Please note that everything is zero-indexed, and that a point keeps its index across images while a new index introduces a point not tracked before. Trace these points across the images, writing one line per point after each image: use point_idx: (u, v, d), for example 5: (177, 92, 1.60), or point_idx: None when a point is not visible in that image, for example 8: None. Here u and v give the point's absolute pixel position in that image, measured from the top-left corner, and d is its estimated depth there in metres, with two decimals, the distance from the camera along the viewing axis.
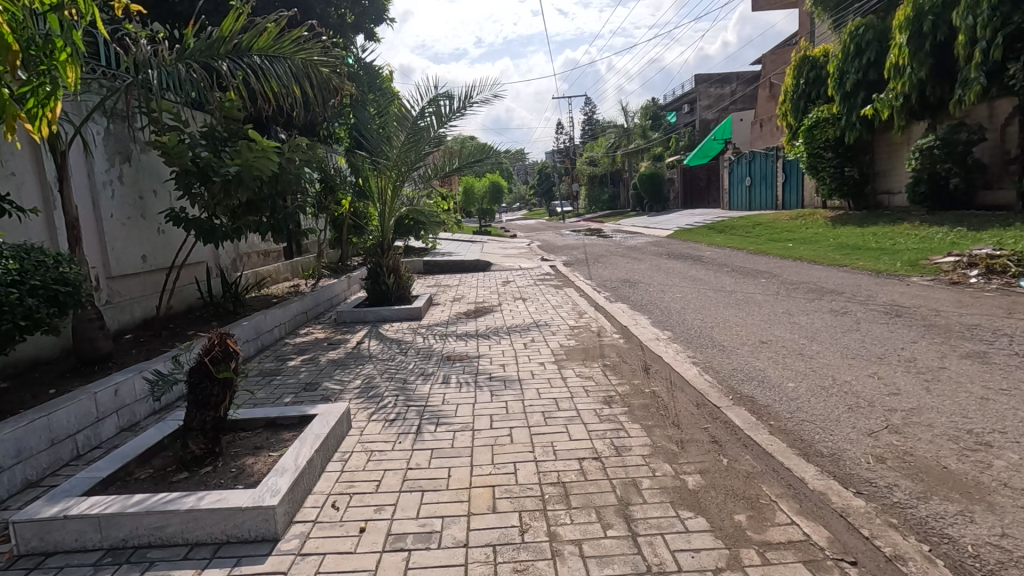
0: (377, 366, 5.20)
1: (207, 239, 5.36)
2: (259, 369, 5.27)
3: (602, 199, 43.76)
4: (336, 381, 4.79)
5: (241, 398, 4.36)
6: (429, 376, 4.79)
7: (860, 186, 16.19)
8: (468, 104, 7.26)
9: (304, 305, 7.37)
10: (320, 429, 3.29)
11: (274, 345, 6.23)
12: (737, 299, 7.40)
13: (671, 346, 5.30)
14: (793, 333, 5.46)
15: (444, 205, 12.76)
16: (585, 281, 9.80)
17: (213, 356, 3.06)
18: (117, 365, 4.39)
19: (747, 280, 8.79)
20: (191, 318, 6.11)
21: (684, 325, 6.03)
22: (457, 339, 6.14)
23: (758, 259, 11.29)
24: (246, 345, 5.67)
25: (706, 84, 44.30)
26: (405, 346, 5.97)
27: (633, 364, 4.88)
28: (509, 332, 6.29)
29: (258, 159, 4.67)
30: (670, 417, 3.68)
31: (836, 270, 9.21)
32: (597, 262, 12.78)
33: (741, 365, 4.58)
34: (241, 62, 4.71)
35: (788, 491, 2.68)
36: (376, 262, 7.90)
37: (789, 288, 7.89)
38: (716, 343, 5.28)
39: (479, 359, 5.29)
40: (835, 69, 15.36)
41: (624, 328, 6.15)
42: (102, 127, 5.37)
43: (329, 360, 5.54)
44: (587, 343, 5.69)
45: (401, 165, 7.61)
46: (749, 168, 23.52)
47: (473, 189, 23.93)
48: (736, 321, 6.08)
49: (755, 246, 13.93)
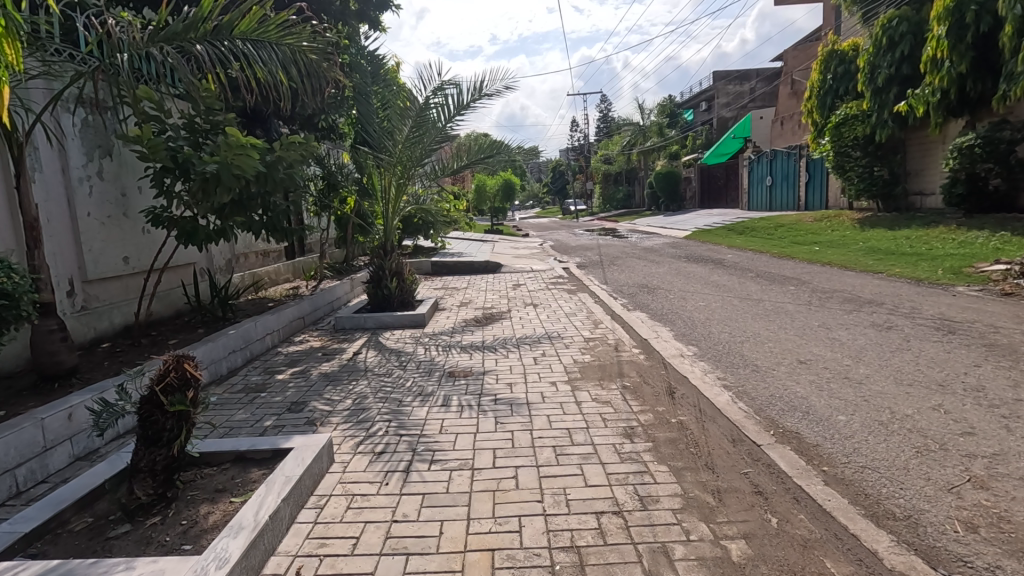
0: (371, 383, 4.73)
1: (189, 241, 4.90)
2: (245, 384, 4.82)
3: (616, 198, 43.01)
4: (324, 401, 4.32)
5: (217, 422, 3.91)
6: (427, 397, 4.31)
7: (890, 187, 15.45)
8: (479, 96, 6.76)
9: (301, 310, 6.95)
10: (293, 469, 2.82)
11: (266, 354, 5.79)
12: (766, 309, 6.82)
13: (697, 365, 4.75)
14: (836, 351, 4.89)
15: (454, 203, 12.28)
16: (600, 285, 9.26)
17: (166, 384, 2.61)
18: (83, 382, 3.95)
19: (775, 288, 8.20)
20: (177, 325, 5.69)
21: (711, 340, 5.48)
22: (461, 351, 5.65)
23: (784, 263, 10.68)
24: (232, 355, 5.23)
25: (724, 81, 43.33)
26: (405, 358, 5.49)
27: (656, 386, 4.35)
28: (518, 344, 5.79)
29: (238, 156, 4.21)
30: (702, 457, 3.15)
31: (871, 277, 8.58)
32: (612, 264, 12.22)
33: (781, 391, 4.03)
34: (222, 47, 4.25)
35: (860, 571, 2.15)
36: (379, 264, 7.44)
37: (822, 297, 7.29)
38: (748, 362, 4.73)
39: (484, 376, 4.79)
40: (865, 63, 14.62)
41: (644, 342, 5.62)
42: (79, 118, 4.99)
43: (321, 374, 5.08)
44: (603, 359, 5.17)
45: (406, 162, 7.16)
46: (770, 167, 22.75)
47: (484, 188, 23.38)
48: (768, 336, 5.52)
49: (779, 249, 13.27)
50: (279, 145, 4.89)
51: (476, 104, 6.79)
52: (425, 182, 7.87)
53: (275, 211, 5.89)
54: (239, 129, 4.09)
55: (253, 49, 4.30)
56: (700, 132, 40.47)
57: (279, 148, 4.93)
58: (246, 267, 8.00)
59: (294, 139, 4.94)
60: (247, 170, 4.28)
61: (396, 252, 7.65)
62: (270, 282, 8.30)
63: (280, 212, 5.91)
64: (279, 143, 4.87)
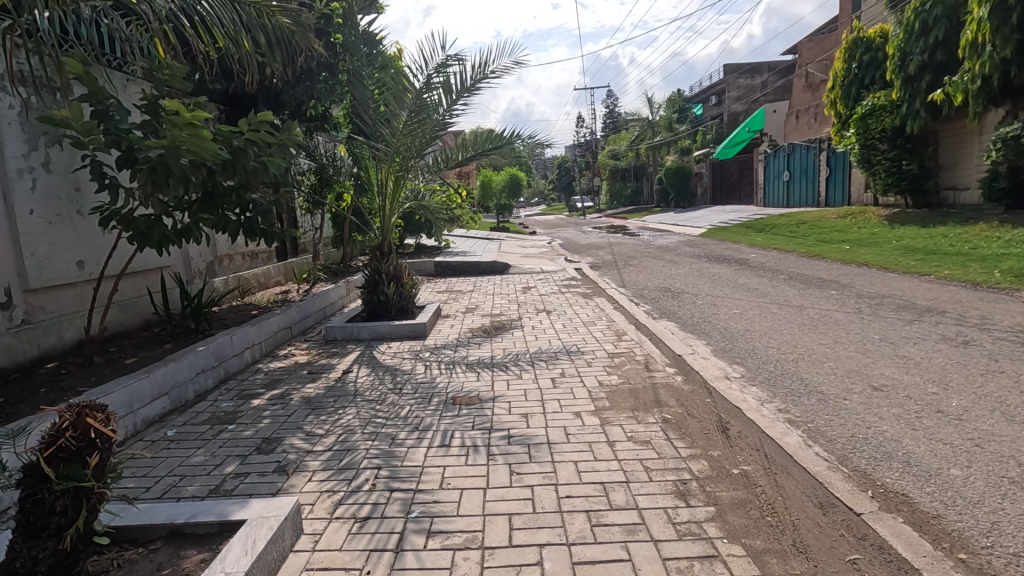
0: (361, 411, 3.99)
1: (142, 244, 4.12)
2: (212, 413, 4.07)
3: (624, 194, 42.01)
4: (303, 436, 3.56)
5: (166, 470, 3.16)
6: (426, 433, 3.55)
7: (920, 182, 14.56)
8: (485, 76, 6.00)
9: (288, 319, 6.22)
10: (237, 561, 2.04)
11: (243, 372, 5.03)
12: (812, 318, 6.03)
13: (749, 393, 3.98)
14: (913, 373, 4.09)
15: (457, 199, 11.48)
16: (617, 288, 8.49)
17: (54, 451, 1.86)
18: (4, 419, 3.24)
19: (814, 292, 7.41)
20: (141, 339, 4.95)
21: (758, 358, 4.69)
22: (467, 370, 4.90)
23: (815, 264, 9.87)
24: (200, 375, 4.46)
25: (735, 74, 42.29)
26: (402, 378, 4.75)
27: (704, 422, 3.58)
28: (532, 361, 5.02)
29: (190, 138, 3.48)
30: (787, 533, 2.37)
31: (919, 280, 7.78)
32: (627, 265, 11.40)
33: (864, 430, 3.25)
34: (170, 4, 3.51)
35: None
36: (375, 267, 6.69)
37: (872, 304, 6.48)
38: (812, 389, 3.93)
39: (494, 404, 4.03)
40: (895, 50, 13.77)
41: (678, 359, 4.86)
42: (18, 100, 4.25)
43: (302, 398, 4.33)
44: (635, 381, 4.39)
45: (404, 153, 6.37)
46: (788, 161, 21.84)
47: (491, 183, 22.54)
48: (825, 352, 4.73)
49: (804, 248, 12.43)
50: (249, 128, 4.11)
51: (482, 85, 6.03)
52: (426, 176, 7.12)
53: (253, 207, 5.14)
54: (187, 105, 3.35)
55: (208, 6, 3.53)
56: (710, 126, 39.28)
57: (248, 130, 4.15)
58: (230, 270, 7.28)
59: (266, 118, 4.11)
60: (203, 156, 3.58)
61: (394, 253, 6.91)
62: (257, 286, 7.58)
63: (260, 209, 5.16)
64: (245, 124, 4.09)
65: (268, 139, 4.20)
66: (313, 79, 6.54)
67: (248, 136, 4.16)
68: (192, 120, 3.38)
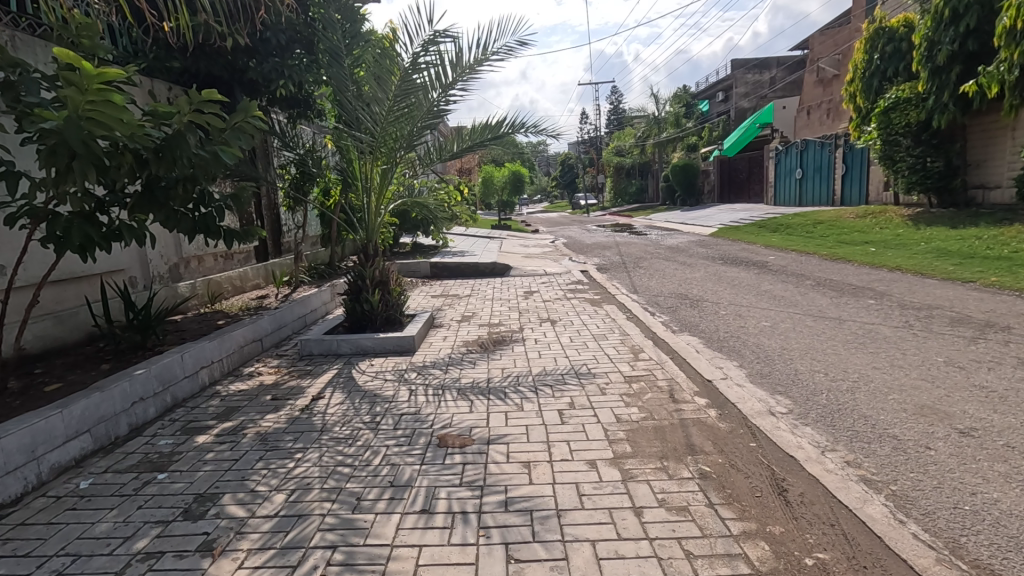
0: (324, 457, 3.24)
1: (57, 248, 3.34)
2: (145, 455, 3.32)
3: (629, 191, 41.13)
4: (245, 496, 2.81)
5: (58, 548, 2.42)
6: (401, 494, 2.80)
7: (946, 180, 13.81)
8: (487, 58, 5.23)
9: (258, 331, 5.49)
10: None
11: (195, 398, 4.28)
12: (856, 333, 5.27)
13: (804, 435, 3.23)
14: (1004, 412, 3.32)
15: (455, 196, 10.71)
16: (629, 294, 7.75)
17: None
18: None
19: (848, 301, 6.66)
20: (76, 358, 4.21)
21: (806, 387, 3.92)
22: (459, 396, 4.15)
23: (842, 267, 9.13)
24: (137, 404, 3.72)
25: (743, 69, 41.42)
26: (381, 407, 4.01)
27: (753, 478, 2.82)
28: (535, 387, 4.26)
29: (97, 105, 2.67)
30: None
31: (965, 287, 7.02)
32: (637, 267, 10.61)
33: (969, 498, 2.49)
34: None
35: None
36: (359, 271, 5.93)
37: (920, 317, 5.71)
38: (883, 434, 3.15)
39: (489, 446, 3.29)
40: (921, 39, 12.96)
41: (708, 386, 4.11)
42: None
43: (259, 435, 3.60)
44: (659, 418, 3.61)
45: (391, 142, 5.60)
46: (800, 158, 21.02)
47: (492, 179, 21.75)
48: (884, 381, 3.95)
49: (826, 249, 11.67)
50: (191, 107, 3.35)
51: (483, 67, 5.25)
52: (417, 168, 6.36)
53: (211, 205, 4.40)
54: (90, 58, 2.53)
55: None
56: (717, 123, 38.42)
57: (191, 111, 3.38)
58: (200, 273, 6.56)
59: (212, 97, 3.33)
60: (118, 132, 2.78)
61: (381, 256, 6.16)
62: (229, 291, 6.84)
63: (219, 207, 4.43)
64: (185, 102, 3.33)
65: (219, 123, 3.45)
66: (286, 56, 5.64)
67: (190, 117, 3.40)
68: (99, 82, 2.59)
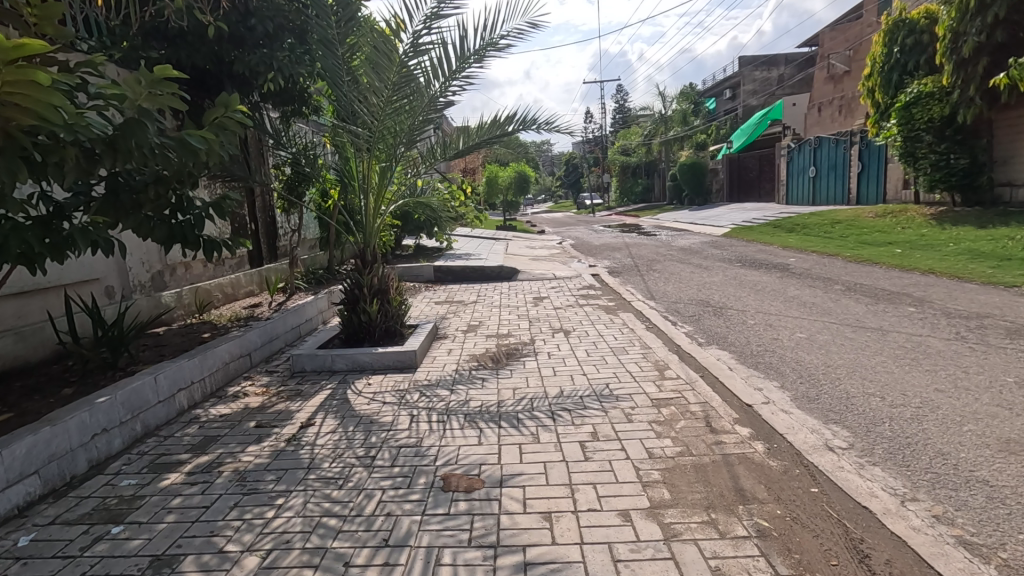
0: (309, 507, 2.77)
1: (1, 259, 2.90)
2: (102, 501, 2.86)
3: (635, 190, 40.57)
4: (211, 561, 2.35)
5: None
6: (398, 558, 2.32)
7: (971, 178, 13.22)
8: (494, 43, 4.76)
9: (246, 345, 5.03)
10: None
11: (170, 425, 3.81)
12: (904, 347, 4.75)
13: (874, 479, 2.73)
14: None
15: (460, 196, 10.24)
16: (645, 301, 7.25)
17: None
18: None
19: (886, 309, 6.14)
20: (37, 381, 3.75)
21: (864, 415, 3.41)
22: (465, 424, 3.66)
23: (870, 270, 8.60)
24: (99, 437, 3.25)
25: (751, 66, 40.82)
26: (378, 437, 3.53)
27: (824, 538, 2.33)
28: (551, 413, 3.78)
29: (19, 87, 2.17)
30: None
31: (1011, 293, 6.49)
32: (650, 270, 10.11)
33: None
34: None
35: None
36: (356, 279, 5.46)
37: (972, 328, 5.18)
38: (971, 479, 2.65)
39: (502, 491, 2.81)
40: (945, 31, 12.39)
41: (749, 413, 3.61)
42: None
43: (238, 473, 3.13)
44: (698, 454, 3.13)
45: (389, 138, 5.14)
46: (814, 156, 20.45)
47: (496, 179, 21.27)
48: (953, 407, 3.44)
49: (847, 250, 11.15)
50: (143, 88, 2.96)
51: (489, 53, 4.78)
52: (420, 168, 5.89)
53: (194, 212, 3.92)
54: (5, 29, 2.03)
55: None
56: (724, 121, 37.78)
57: (145, 96, 3.01)
58: (187, 281, 6.12)
59: (168, 75, 2.94)
60: (47, 116, 2.31)
61: (380, 262, 5.68)
62: (219, 299, 6.37)
63: (201, 215, 3.94)
64: (136, 83, 2.94)
65: (178, 107, 3.05)
66: (276, 46, 5.07)
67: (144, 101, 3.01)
68: (17, 58, 2.08)
